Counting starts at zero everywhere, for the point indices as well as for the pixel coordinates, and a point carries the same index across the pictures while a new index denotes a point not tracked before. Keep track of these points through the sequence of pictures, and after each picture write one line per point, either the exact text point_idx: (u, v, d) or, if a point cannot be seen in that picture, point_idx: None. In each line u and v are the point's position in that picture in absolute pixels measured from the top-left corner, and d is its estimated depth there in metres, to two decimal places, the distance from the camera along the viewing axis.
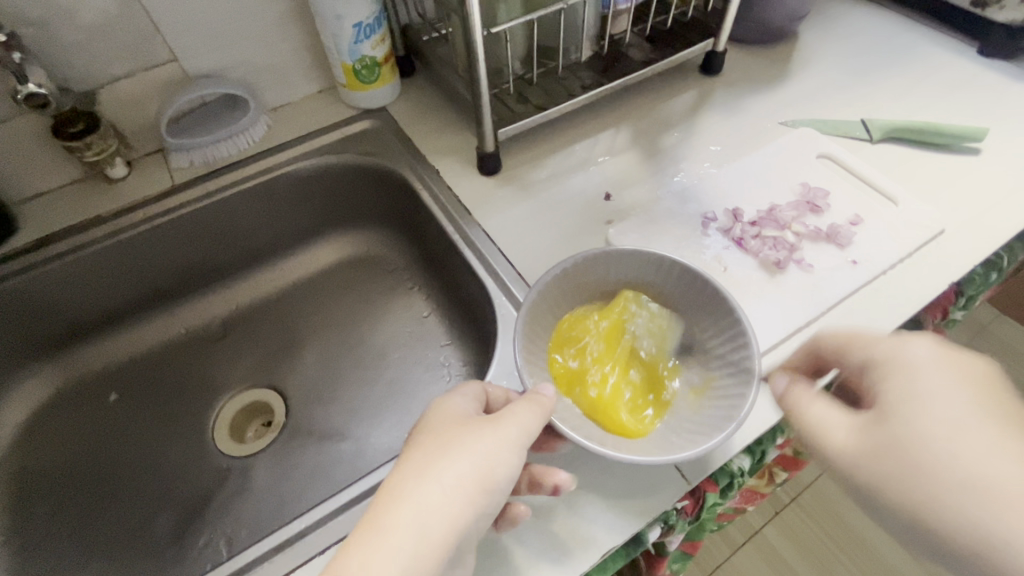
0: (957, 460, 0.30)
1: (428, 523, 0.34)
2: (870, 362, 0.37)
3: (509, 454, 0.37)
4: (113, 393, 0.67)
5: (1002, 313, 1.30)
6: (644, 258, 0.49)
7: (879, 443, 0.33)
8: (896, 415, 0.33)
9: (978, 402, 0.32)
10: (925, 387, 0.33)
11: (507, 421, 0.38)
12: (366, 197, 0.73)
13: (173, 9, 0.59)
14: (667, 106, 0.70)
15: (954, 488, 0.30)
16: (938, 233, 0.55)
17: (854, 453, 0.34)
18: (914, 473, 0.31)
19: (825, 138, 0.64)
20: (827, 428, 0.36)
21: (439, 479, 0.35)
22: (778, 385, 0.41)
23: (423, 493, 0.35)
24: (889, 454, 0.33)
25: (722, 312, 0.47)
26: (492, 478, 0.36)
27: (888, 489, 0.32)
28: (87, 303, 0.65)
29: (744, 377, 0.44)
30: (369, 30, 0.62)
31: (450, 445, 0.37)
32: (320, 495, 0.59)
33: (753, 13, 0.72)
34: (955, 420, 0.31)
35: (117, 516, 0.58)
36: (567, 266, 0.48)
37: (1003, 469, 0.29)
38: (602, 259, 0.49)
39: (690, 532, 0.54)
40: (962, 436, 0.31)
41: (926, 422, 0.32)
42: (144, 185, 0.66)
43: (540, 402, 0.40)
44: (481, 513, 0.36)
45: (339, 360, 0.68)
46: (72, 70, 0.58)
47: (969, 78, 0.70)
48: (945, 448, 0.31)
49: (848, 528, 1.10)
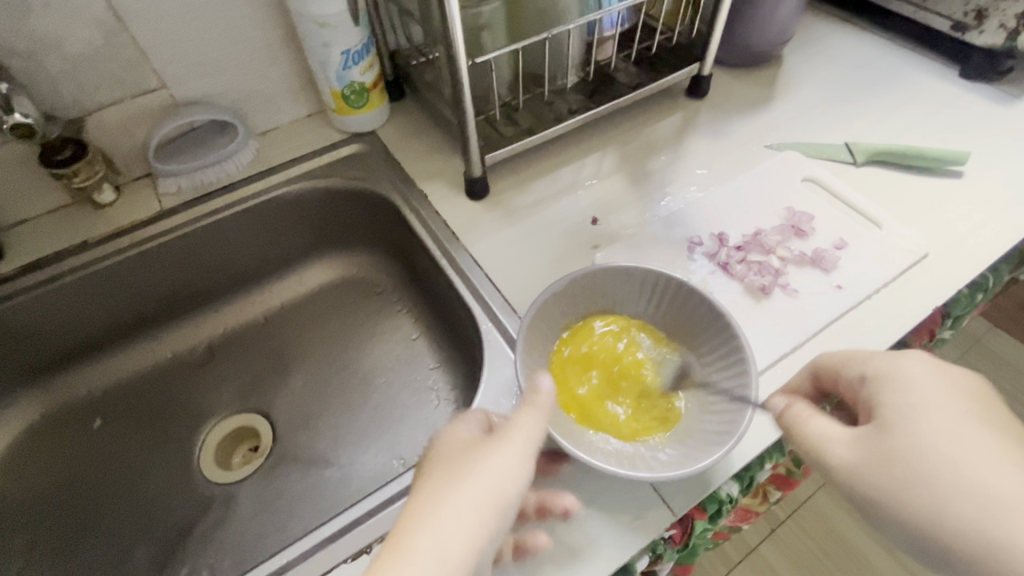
0: (959, 469, 0.31)
1: (448, 542, 0.32)
2: (867, 377, 0.37)
3: (518, 467, 0.36)
4: (97, 420, 0.66)
5: (996, 326, 1.30)
6: (634, 277, 0.50)
7: (880, 453, 0.34)
8: (895, 426, 0.34)
9: (970, 411, 0.33)
10: (923, 398, 0.34)
11: (514, 434, 0.38)
12: (355, 220, 0.73)
13: (161, 38, 0.59)
14: (653, 129, 0.70)
15: (958, 495, 0.31)
16: (922, 257, 0.56)
17: (857, 465, 0.34)
18: (918, 482, 0.32)
19: (810, 162, 0.65)
20: (828, 442, 0.36)
21: (455, 496, 0.34)
22: (775, 404, 0.41)
23: (441, 512, 0.34)
24: (893, 463, 0.33)
25: (717, 329, 0.47)
26: (505, 492, 0.35)
27: (891, 500, 0.32)
28: (72, 328, 0.65)
29: (731, 405, 0.44)
30: (356, 57, 0.63)
31: (464, 463, 0.36)
32: (305, 524, 0.58)
33: (737, 38, 0.73)
34: (952, 428, 0.32)
35: (99, 547, 0.57)
36: (557, 285, 0.48)
37: (1000, 478, 0.30)
38: (590, 279, 0.49)
39: (682, 558, 0.52)
40: (959, 444, 0.32)
41: (926, 432, 0.33)
42: (131, 210, 0.66)
43: (539, 405, 0.40)
44: (499, 528, 0.34)
45: (327, 384, 0.68)
46: (59, 98, 0.58)
47: (951, 101, 0.71)
48: (946, 456, 0.32)
49: (846, 545, 1.09)
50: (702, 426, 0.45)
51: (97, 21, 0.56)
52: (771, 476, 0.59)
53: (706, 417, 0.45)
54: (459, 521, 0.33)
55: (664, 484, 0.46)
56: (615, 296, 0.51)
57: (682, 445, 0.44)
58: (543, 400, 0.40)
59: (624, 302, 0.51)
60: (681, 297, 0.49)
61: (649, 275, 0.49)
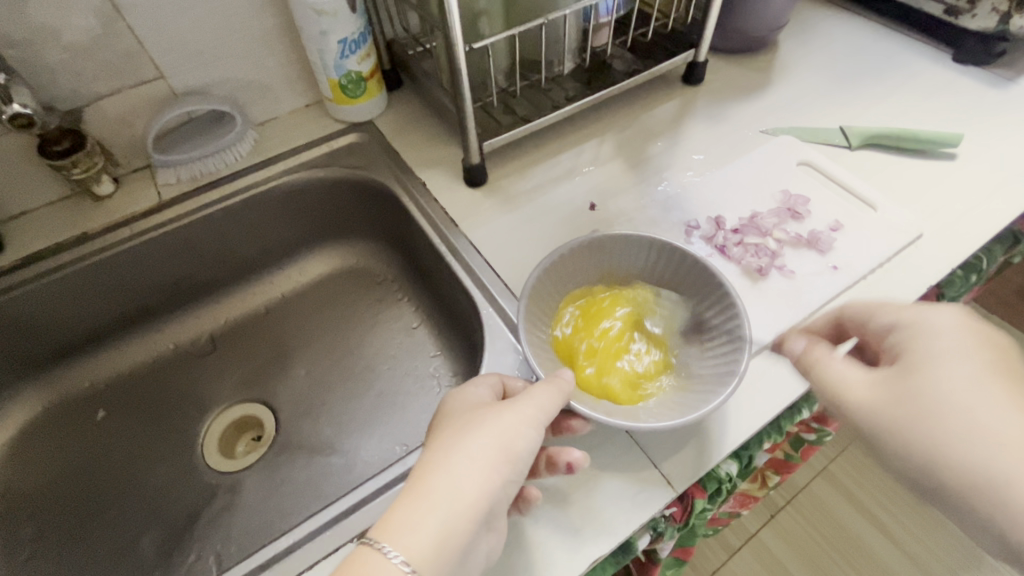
0: (972, 414, 0.32)
1: (459, 489, 0.35)
2: (900, 322, 0.37)
3: (528, 427, 0.38)
4: (101, 410, 0.66)
5: (990, 312, 1.31)
6: (626, 244, 0.52)
7: (897, 395, 0.34)
8: (918, 372, 0.34)
9: (995, 362, 0.33)
10: (946, 347, 0.34)
11: (533, 395, 0.40)
12: (355, 210, 0.73)
13: (158, 27, 0.59)
14: (650, 115, 0.71)
15: (963, 440, 0.31)
16: (916, 237, 0.56)
17: (873, 406, 0.35)
18: (929, 425, 0.32)
19: (805, 146, 0.66)
20: (845, 384, 0.37)
21: (471, 449, 0.37)
22: (794, 344, 0.42)
23: (453, 466, 0.36)
24: (908, 405, 0.33)
25: (710, 287, 0.49)
26: (517, 449, 0.38)
27: (899, 440, 0.33)
28: (75, 319, 0.65)
29: (728, 362, 0.45)
30: (354, 45, 0.63)
31: (478, 421, 0.38)
32: (309, 510, 0.58)
33: (731, 24, 0.73)
34: (973, 378, 0.32)
35: (107, 535, 0.58)
36: (553, 258, 0.49)
37: (1014, 425, 0.30)
38: (587, 247, 0.51)
39: (682, 537, 0.54)
40: (978, 394, 0.32)
41: (945, 380, 0.33)
42: (131, 201, 0.66)
43: (558, 384, 0.41)
44: (507, 481, 0.37)
45: (330, 372, 0.68)
46: (57, 89, 0.58)
47: (945, 85, 0.71)
48: (963, 403, 0.32)
49: (844, 529, 1.10)
50: (699, 382, 0.46)
51: (94, 10, 0.55)
52: (770, 459, 0.60)
53: (703, 374, 0.47)
54: (471, 473, 0.36)
55: (661, 458, 0.46)
56: (617, 259, 0.53)
57: (683, 399, 0.45)
58: (561, 378, 0.41)
59: (621, 266, 0.53)
60: (685, 268, 0.50)
61: (644, 238, 0.51)
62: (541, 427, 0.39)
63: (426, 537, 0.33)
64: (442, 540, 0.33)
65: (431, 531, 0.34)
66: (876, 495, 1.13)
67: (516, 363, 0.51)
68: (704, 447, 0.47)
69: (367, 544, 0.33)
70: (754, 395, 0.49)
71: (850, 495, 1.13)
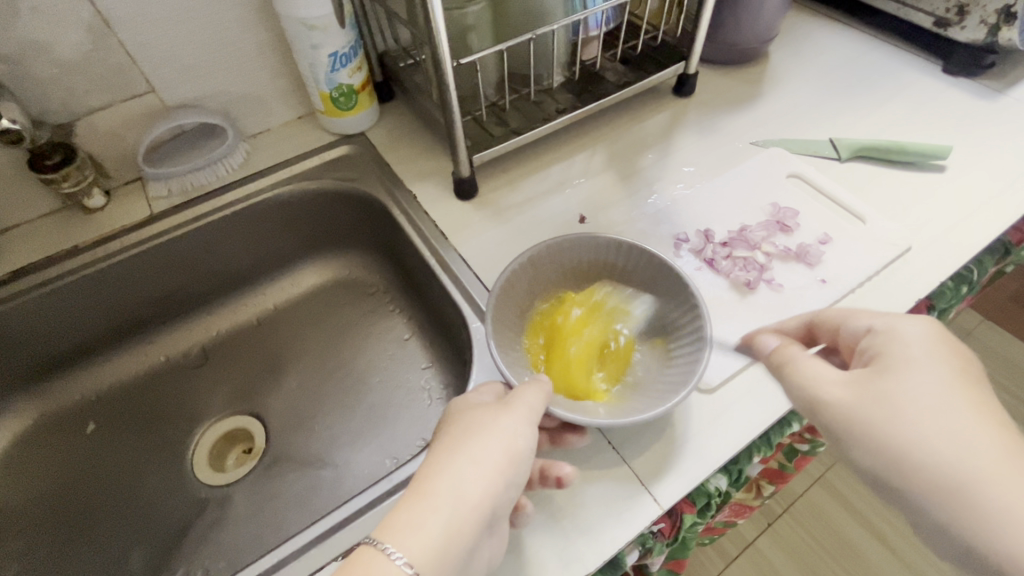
0: (938, 414, 0.31)
1: (463, 490, 0.35)
2: (873, 326, 0.37)
3: (523, 426, 0.39)
4: (91, 423, 0.66)
5: (987, 318, 1.31)
6: (596, 244, 0.52)
7: (869, 394, 0.33)
8: (886, 374, 0.33)
9: (963, 371, 0.32)
10: (916, 350, 0.33)
11: (520, 398, 0.40)
12: (347, 221, 0.73)
13: (148, 42, 0.59)
14: (640, 127, 0.71)
15: (930, 444, 0.30)
16: (905, 251, 0.56)
17: (844, 403, 0.33)
18: (900, 426, 0.31)
19: (795, 158, 0.66)
20: (819, 383, 0.35)
21: (476, 454, 0.37)
22: (768, 344, 0.40)
23: (461, 467, 0.36)
24: (877, 404, 0.32)
25: (676, 286, 0.49)
26: (518, 452, 0.38)
27: (869, 437, 0.32)
28: (65, 332, 0.65)
29: (694, 357, 0.46)
30: (344, 59, 0.63)
31: (479, 426, 0.38)
32: (298, 524, 0.58)
33: (722, 36, 0.74)
34: (944, 385, 0.32)
35: (95, 549, 0.58)
36: (523, 259, 0.50)
37: (975, 427, 0.30)
38: (560, 248, 0.52)
39: (673, 551, 0.53)
40: (943, 396, 0.31)
41: (918, 385, 0.32)
42: (123, 214, 0.66)
43: (545, 382, 0.42)
44: (510, 484, 0.37)
45: (321, 384, 0.68)
46: (48, 103, 0.58)
47: (934, 97, 0.72)
48: (933, 407, 0.31)
49: (842, 537, 1.09)
50: (666, 377, 0.47)
51: (84, 25, 0.56)
52: (762, 470, 0.60)
53: (669, 372, 0.47)
54: (476, 474, 0.36)
55: (630, 454, 0.47)
56: (588, 261, 0.53)
57: (640, 401, 0.45)
58: (544, 378, 0.42)
59: (593, 269, 0.53)
60: (653, 270, 0.51)
61: (615, 241, 0.52)
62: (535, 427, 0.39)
63: (432, 538, 0.33)
64: (448, 540, 0.33)
65: (437, 533, 0.33)
66: (872, 503, 1.12)
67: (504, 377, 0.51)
68: (672, 450, 0.47)
69: (369, 545, 0.32)
70: (719, 392, 0.49)
71: (848, 503, 1.13)
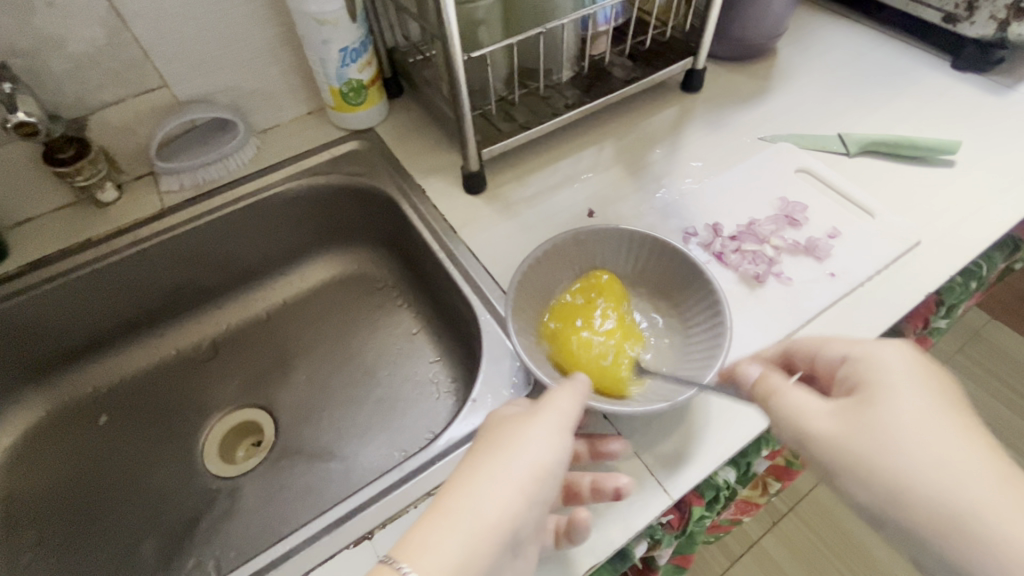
0: (929, 445, 0.30)
1: (485, 510, 0.35)
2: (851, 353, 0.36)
3: (555, 444, 0.38)
4: (103, 416, 0.67)
5: (995, 318, 1.30)
6: (617, 235, 0.53)
7: (856, 428, 0.32)
8: (873, 406, 0.33)
9: (943, 396, 0.32)
10: (897, 380, 0.33)
11: (548, 412, 0.40)
12: (355, 216, 0.74)
13: (161, 36, 0.60)
14: (649, 122, 0.71)
15: (930, 480, 0.29)
16: (914, 245, 0.56)
17: (834, 439, 0.33)
18: (890, 457, 0.31)
19: (804, 153, 0.66)
20: (805, 414, 0.35)
21: (498, 470, 0.37)
22: (748, 372, 0.40)
23: (479, 486, 0.36)
24: (868, 438, 0.31)
25: (696, 280, 0.50)
26: (544, 467, 0.37)
27: (865, 474, 0.31)
28: (76, 326, 0.65)
29: (711, 349, 0.46)
30: (355, 54, 0.64)
31: (505, 440, 0.38)
32: (308, 516, 0.58)
33: (730, 31, 0.74)
34: (925, 408, 0.31)
35: (107, 539, 0.58)
36: (543, 249, 0.51)
37: (965, 456, 0.29)
38: (577, 239, 0.53)
39: (680, 544, 0.54)
40: (932, 426, 0.31)
41: (903, 413, 0.31)
42: (134, 208, 0.67)
43: (575, 387, 0.41)
44: (535, 502, 0.37)
45: (329, 378, 0.69)
46: (63, 98, 0.59)
47: (944, 93, 0.71)
48: (920, 434, 0.31)
49: (847, 537, 1.09)
50: (683, 369, 0.47)
51: (99, 20, 0.56)
52: (769, 467, 0.60)
53: (686, 363, 0.48)
54: (495, 494, 0.36)
55: (644, 448, 0.46)
56: (603, 256, 0.54)
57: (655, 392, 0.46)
58: (578, 379, 0.42)
59: (611, 260, 0.54)
60: (672, 263, 0.51)
61: (632, 233, 0.52)
62: (568, 445, 0.39)
63: (452, 558, 0.33)
64: (469, 560, 0.33)
65: (457, 552, 0.33)
66: None
67: (513, 369, 0.51)
68: (685, 443, 0.46)
69: (386, 563, 0.32)
70: None
71: None
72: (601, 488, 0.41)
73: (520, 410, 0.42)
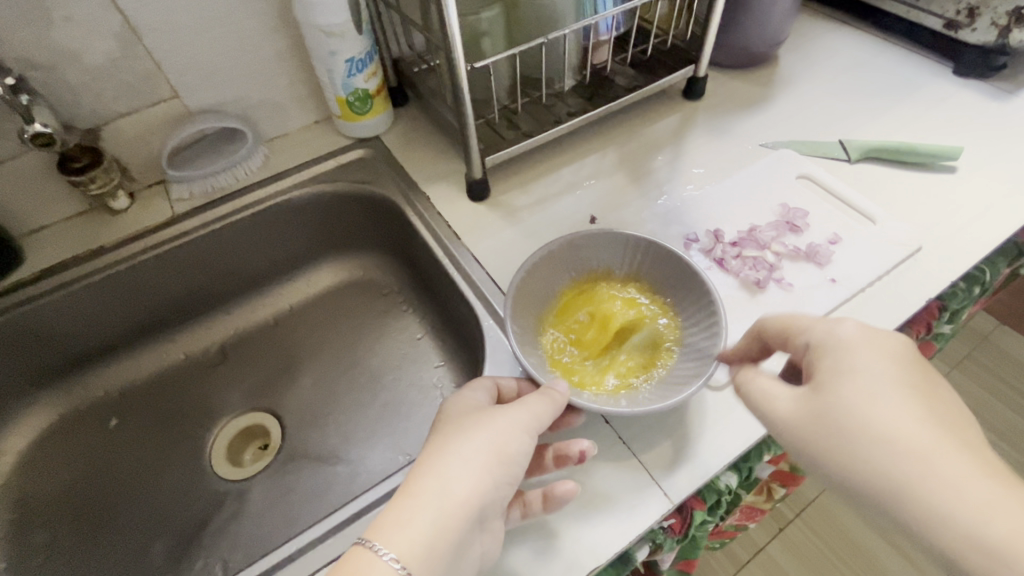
0: (892, 420, 0.31)
1: (450, 491, 0.36)
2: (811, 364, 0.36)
3: (519, 431, 0.39)
4: (113, 419, 0.68)
5: (1002, 323, 1.29)
6: (617, 239, 0.53)
7: (816, 411, 0.34)
8: (829, 390, 0.34)
9: (917, 384, 0.33)
10: (858, 363, 0.34)
11: (516, 406, 0.40)
12: (362, 224, 0.75)
13: (172, 48, 0.61)
14: (652, 129, 0.72)
15: (906, 445, 0.30)
16: (916, 251, 0.57)
17: (795, 420, 0.35)
18: (847, 442, 0.32)
19: (805, 160, 0.66)
20: (770, 397, 0.37)
21: (463, 451, 0.37)
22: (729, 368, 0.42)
23: (447, 467, 0.37)
24: (823, 419, 0.33)
25: (695, 283, 0.50)
26: (508, 451, 0.38)
27: (838, 463, 0.32)
28: (87, 331, 0.67)
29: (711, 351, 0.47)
30: (361, 64, 0.65)
31: (468, 426, 0.39)
32: (314, 518, 0.59)
33: (731, 38, 0.74)
34: (884, 390, 0.32)
35: (115, 540, 0.59)
36: (543, 253, 0.52)
37: (901, 422, 0.31)
38: (578, 245, 0.53)
39: (684, 548, 0.54)
40: (882, 404, 0.32)
41: (862, 398, 0.32)
42: (147, 215, 0.68)
43: (550, 396, 0.42)
44: (499, 483, 0.37)
45: (335, 383, 0.70)
46: (77, 109, 0.61)
47: (946, 99, 0.72)
48: (866, 410, 0.32)
49: (854, 544, 1.08)
50: (682, 371, 0.48)
51: (113, 34, 0.58)
52: (773, 472, 0.60)
53: (686, 366, 0.48)
54: (461, 474, 0.36)
55: (647, 454, 0.46)
56: (604, 262, 0.55)
57: (655, 396, 0.46)
58: (554, 389, 0.42)
59: (611, 265, 0.55)
60: (675, 267, 0.52)
61: (627, 237, 0.53)
62: (532, 435, 0.40)
63: (419, 534, 0.34)
64: (436, 537, 0.34)
65: (425, 528, 0.34)
66: None
67: (516, 373, 0.52)
68: (687, 447, 0.47)
69: (361, 544, 0.33)
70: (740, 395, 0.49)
71: None
72: (565, 453, 0.43)
73: (481, 402, 0.43)
